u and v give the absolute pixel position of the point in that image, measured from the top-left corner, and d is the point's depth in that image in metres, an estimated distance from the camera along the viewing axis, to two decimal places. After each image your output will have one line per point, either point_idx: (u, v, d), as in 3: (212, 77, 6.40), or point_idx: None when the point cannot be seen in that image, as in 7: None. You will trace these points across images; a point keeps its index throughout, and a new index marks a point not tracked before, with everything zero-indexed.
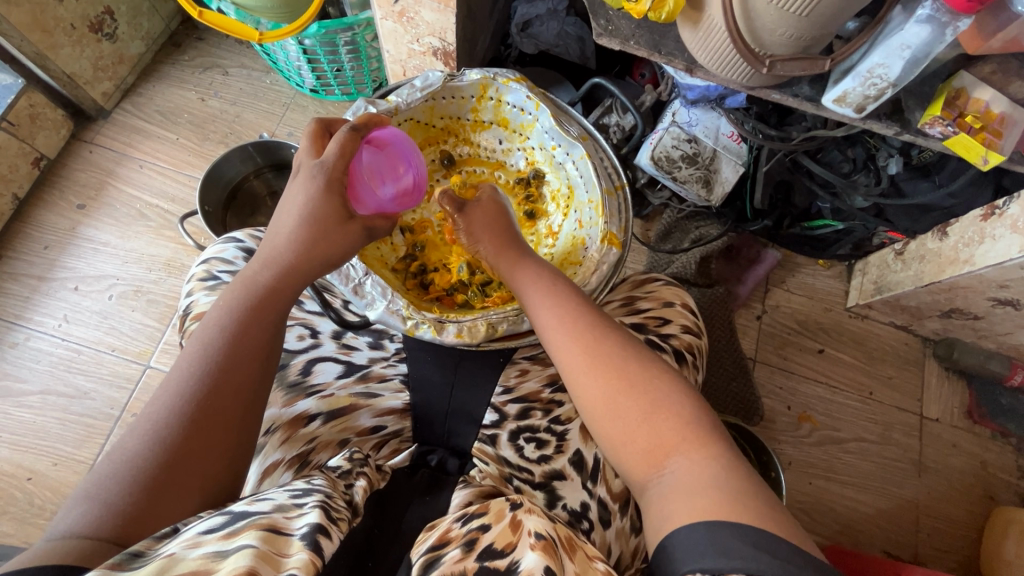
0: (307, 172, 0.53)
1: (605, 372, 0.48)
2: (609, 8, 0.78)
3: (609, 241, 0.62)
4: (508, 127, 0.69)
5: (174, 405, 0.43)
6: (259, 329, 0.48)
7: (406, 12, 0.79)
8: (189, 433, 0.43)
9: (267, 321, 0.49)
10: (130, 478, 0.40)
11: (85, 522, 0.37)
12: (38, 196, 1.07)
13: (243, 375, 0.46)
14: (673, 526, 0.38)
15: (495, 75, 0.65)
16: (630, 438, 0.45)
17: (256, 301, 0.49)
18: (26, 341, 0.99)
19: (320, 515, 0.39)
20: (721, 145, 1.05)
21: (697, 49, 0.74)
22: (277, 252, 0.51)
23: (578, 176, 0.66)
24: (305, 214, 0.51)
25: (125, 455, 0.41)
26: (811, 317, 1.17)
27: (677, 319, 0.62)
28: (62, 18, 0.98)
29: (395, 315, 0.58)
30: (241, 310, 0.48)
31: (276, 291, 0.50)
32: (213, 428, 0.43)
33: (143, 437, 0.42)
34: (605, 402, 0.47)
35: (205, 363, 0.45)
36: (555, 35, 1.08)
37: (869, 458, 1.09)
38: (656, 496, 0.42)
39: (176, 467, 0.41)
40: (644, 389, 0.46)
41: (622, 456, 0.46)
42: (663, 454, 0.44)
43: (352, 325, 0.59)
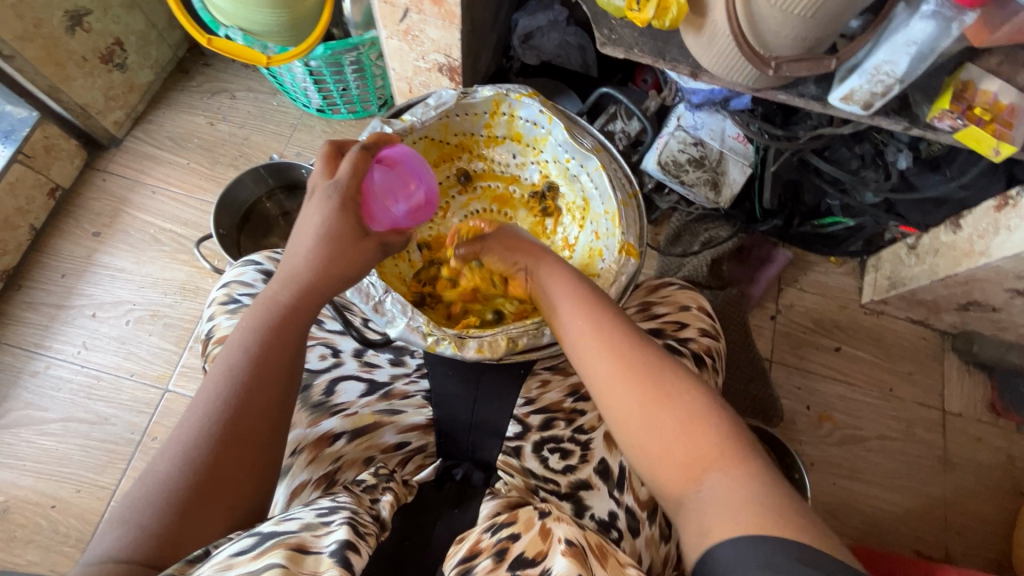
0: (324, 191, 0.52)
1: (638, 386, 0.45)
2: (612, 17, 0.79)
3: (627, 252, 0.58)
4: (521, 141, 0.65)
5: (201, 426, 0.43)
6: (281, 350, 0.48)
7: (411, 30, 0.80)
8: (217, 453, 0.43)
9: (290, 338, 0.49)
10: (162, 500, 0.40)
11: (121, 547, 0.38)
12: (54, 226, 1.08)
13: (269, 391, 0.46)
14: (712, 541, 0.37)
15: (508, 90, 0.61)
16: (664, 449, 0.43)
17: (277, 321, 0.48)
18: (47, 369, 1.00)
19: (348, 532, 0.40)
20: (728, 147, 1.05)
21: (702, 54, 0.75)
22: (296, 270, 0.50)
23: (593, 189, 0.61)
24: (321, 229, 0.51)
25: (156, 477, 0.41)
26: (827, 315, 1.16)
27: (694, 323, 0.62)
28: (73, 51, 1.00)
29: (413, 331, 0.57)
30: (263, 330, 0.48)
31: (297, 308, 0.50)
32: (241, 450, 0.44)
33: (173, 459, 0.42)
34: (636, 419, 0.45)
35: (230, 382, 0.45)
36: (557, 45, 1.10)
37: (893, 455, 1.08)
38: (693, 512, 0.40)
39: (205, 487, 0.41)
40: (677, 399, 0.44)
41: (657, 473, 0.43)
42: (700, 468, 0.42)
43: (374, 342, 0.59)
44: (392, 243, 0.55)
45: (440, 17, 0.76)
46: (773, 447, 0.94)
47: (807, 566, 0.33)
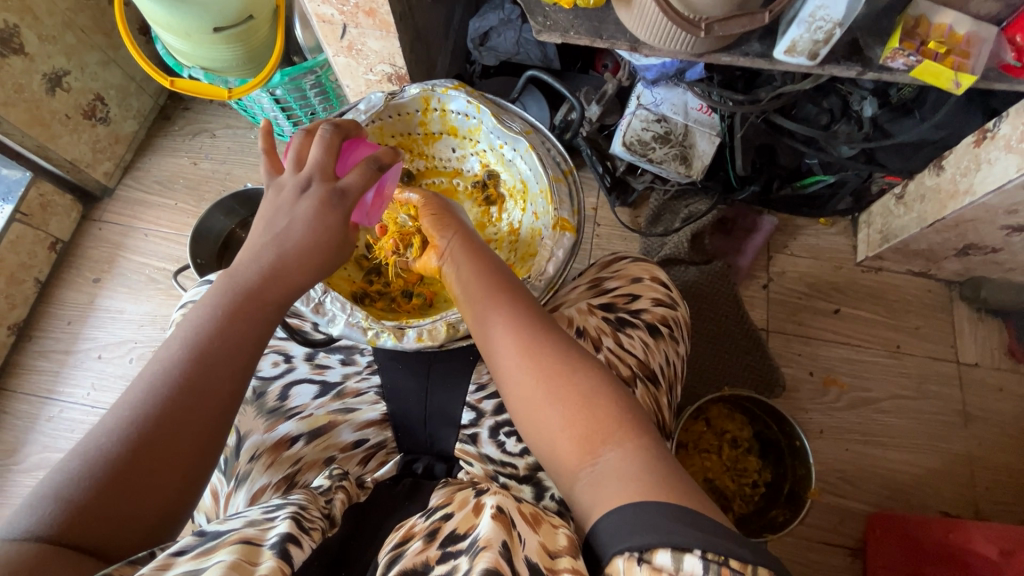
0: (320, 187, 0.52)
1: (550, 364, 0.46)
2: (545, 4, 0.79)
3: (562, 227, 0.57)
4: (457, 135, 0.65)
5: (144, 404, 0.43)
6: (235, 340, 0.47)
7: (354, 45, 0.82)
8: (153, 437, 0.42)
9: (246, 329, 0.48)
10: (92, 478, 0.40)
11: (46, 521, 0.38)
12: (58, 277, 1.14)
13: (219, 383, 0.46)
14: (603, 512, 0.38)
15: (434, 85, 0.62)
16: (565, 424, 0.44)
17: (234, 307, 0.48)
18: (61, 413, 1.04)
19: (291, 526, 0.40)
20: (693, 119, 1.04)
21: (636, 27, 0.75)
22: (261, 257, 0.50)
23: (527, 170, 0.61)
24: (298, 220, 0.51)
25: (91, 452, 0.41)
26: (821, 278, 1.13)
27: (648, 294, 0.60)
28: (57, 110, 1.05)
29: (356, 327, 0.57)
30: (220, 315, 0.47)
31: (263, 299, 0.50)
32: (182, 433, 0.43)
33: (113, 436, 0.41)
34: (541, 393, 0.45)
35: (179, 362, 0.45)
36: (513, 43, 1.12)
37: (907, 415, 1.03)
38: (586, 487, 0.41)
39: (137, 469, 0.41)
40: (584, 375, 0.45)
41: (555, 446, 0.44)
42: (597, 443, 0.42)
43: (320, 342, 0.58)
44: None
45: (377, 28, 0.78)
46: (773, 417, 0.92)
47: (689, 526, 0.33)
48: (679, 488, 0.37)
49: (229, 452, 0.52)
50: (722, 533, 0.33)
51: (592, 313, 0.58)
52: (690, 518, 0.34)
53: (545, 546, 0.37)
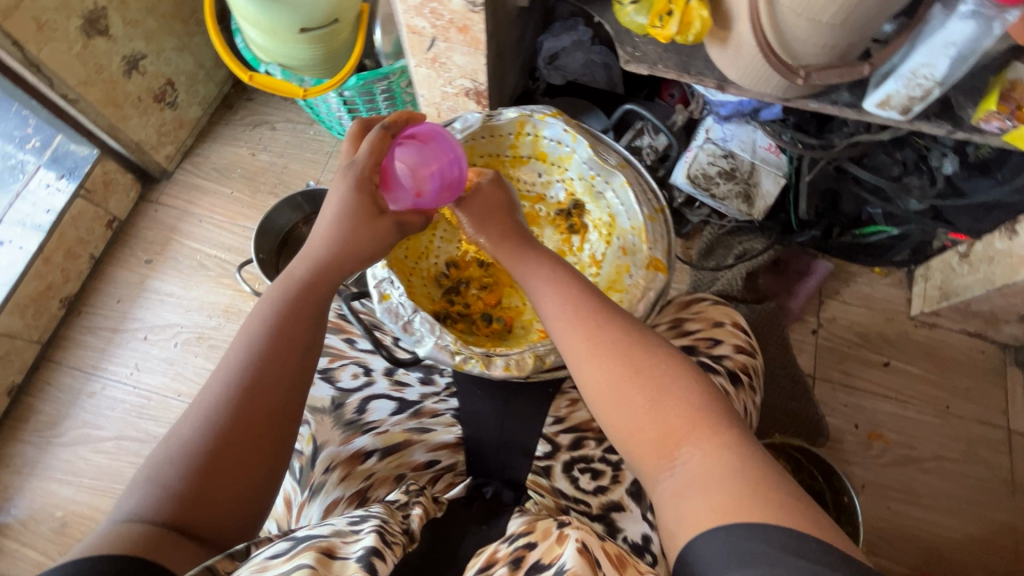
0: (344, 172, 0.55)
1: (616, 366, 0.48)
2: (635, 34, 0.79)
3: (655, 266, 0.56)
4: (546, 160, 0.65)
5: (221, 393, 0.46)
6: (296, 326, 0.50)
7: (438, 58, 0.83)
8: (235, 420, 0.45)
9: (304, 315, 0.50)
10: (183, 463, 0.43)
11: (146, 506, 0.41)
12: (111, 254, 1.15)
13: (287, 368, 0.48)
14: (695, 531, 0.38)
15: (532, 111, 0.62)
16: (635, 427, 0.46)
17: (293, 297, 0.51)
18: (102, 390, 1.05)
19: (375, 539, 0.39)
20: (760, 158, 1.02)
21: (728, 67, 0.75)
22: (315, 249, 0.53)
23: (619, 205, 0.60)
24: (346, 214, 0.53)
25: (179, 439, 0.44)
26: (872, 329, 1.11)
27: (729, 339, 0.59)
28: (130, 93, 1.07)
29: (442, 350, 0.54)
30: (281, 305, 0.50)
31: (318, 285, 0.52)
32: (257, 417, 0.46)
33: (195, 424, 0.45)
34: (610, 395, 0.47)
35: (248, 353, 0.47)
36: (581, 64, 1.12)
37: (952, 478, 1.01)
38: (667, 490, 0.42)
39: (223, 453, 0.44)
40: (649, 377, 0.47)
41: (632, 449, 0.46)
42: (673, 445, 0.44)
43: (404, 362, 0.57)
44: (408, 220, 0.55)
45: (466, 44, 0.79)
46: (820, 468, 0.90)
47: (795, 555, 0.33)
48: (766, 498, 0.38)
49: (305, 461, 0.52)
50: (827, 561, 0.33)
51: None
52: (795, 543, 0.34)
53: None
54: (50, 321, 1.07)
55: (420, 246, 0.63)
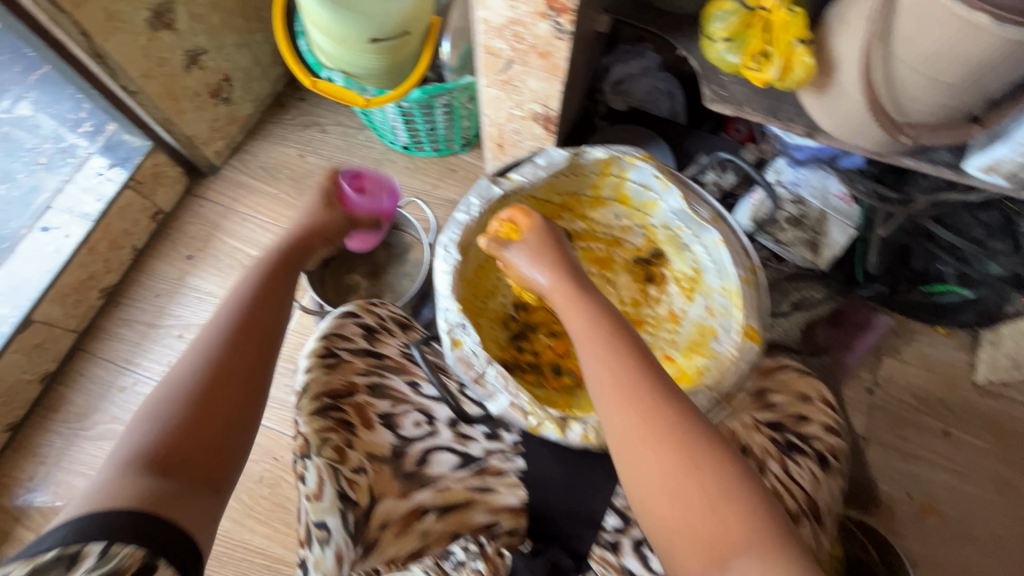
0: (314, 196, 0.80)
1: (664, 446, 0.42)
2: (723, 73, 0.75)
3: (749, 335, 0.52)
4: (628, 204, 0.62)
5: (199, 356, 0.53)
6: (265, 305, 0.60)
7: (512, 80, 0.79)
8: (210, 378, 0.51)
9: (271, 296, 0.61)
10: (163, 417, 0.48)
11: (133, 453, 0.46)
12: (153, 247, 1.14)
13: (261, 338, 0.56)
14: None
15: (621, 152, 0.58)
16: (683, 522, 0.40)
17: (264, 284, 0.62)
18: (134, 386, 1.03)
19: None
20: (831, 206, 0.97)
21: (822, 115, 0.70)
22: (279, 251, 0.69)
23: (709, 261, 0.56)
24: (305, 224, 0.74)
25: (161, 397, 0.50)
26: (931, 393, 1.05)
27: (818, 417, 0.54)
28: (188, 87, 1.05)
29: (515, 408, 0.52)
30: (252, 287, 0.61)
31: (283, 275, 0.65)
32: (229, 377, 0.52)
33: (174, 383, 0.51)
34: (653, 477, 0.41)
35: (225, 326, 0.56)
36: (646, 91, 1.11)
37: (1010, 562, 0.95)
38: None
39: (207, 417, 0.49)
40: (695, 459, 0.41)
41: (673, 547, 0.40)
42: (723, 550, 0.38)
43: (473, 417, 0.54)
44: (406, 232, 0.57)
45: (544, 70, 0.75)
46: (875, 542, 0.85)
47: None
48: None
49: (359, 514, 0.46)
50: None
51: (759, 430, 0.52)
52: None
53: None
54: (88, 310, 1.06)
55: (488, 286, 0.61)
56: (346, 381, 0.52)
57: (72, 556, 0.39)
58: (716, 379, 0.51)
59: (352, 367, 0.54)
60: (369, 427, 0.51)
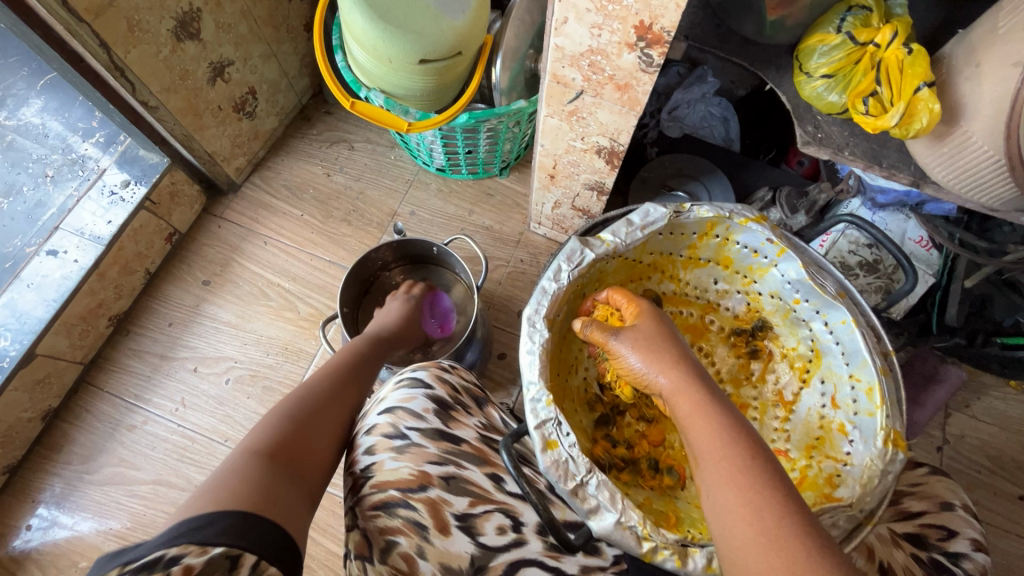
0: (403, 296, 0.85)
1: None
2: (818, 112, 0.67)
3: (894, 442, 0.47)
4: (730, 268, 0.59)
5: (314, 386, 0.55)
6: (370, 368, 0.65)
7: (578, 112, 0.72)
8: (324, 404, 0.53)
9: (375, 366, 0.66)
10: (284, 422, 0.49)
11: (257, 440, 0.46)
12: (168, 270, 1.06)
13: (353, 387, 0.59)
14: None
15: (731, 212, 0.52)
16: None
17: (368, 352, 0.68)
18: (144, 425, 0.95)
19: None
20: (909, 251, 0.90)
21: (934, 164, 0.62)
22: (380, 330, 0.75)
23: (835, 344, 0.53)
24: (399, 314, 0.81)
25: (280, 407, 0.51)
26: (1006, 453, 0.97)
27: (965, 532, 0.47)
28: (211, 101, 0.97)
29: (627, 532, 0.44)
30: (357, 351, 0.66)
31: (382, 347, 0.71)
32: (336, 409, 0.54)
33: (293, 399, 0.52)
34: None
35: (336, 372, 0.59)
36: (700, 117, 1.03)
37: None
38: None
39: (307, 434, 0.48)
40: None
41: None
42: None
43: (575, 545, 0.44)
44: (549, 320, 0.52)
45: (618, 103, 0.68)
46: None
47: None
48: None
49: None
50: None
51: (898, 546, 0.47)
52: None
53: None
54: (95, 340, 0.98)
55: (570, 360, 0.62)
56: (417, 472, 0.44)
57: (234, 559, 0.34)
58: (856, 496, 0.47)
59: (425, 453, 0.45)
60: (444, 532, 0.42)
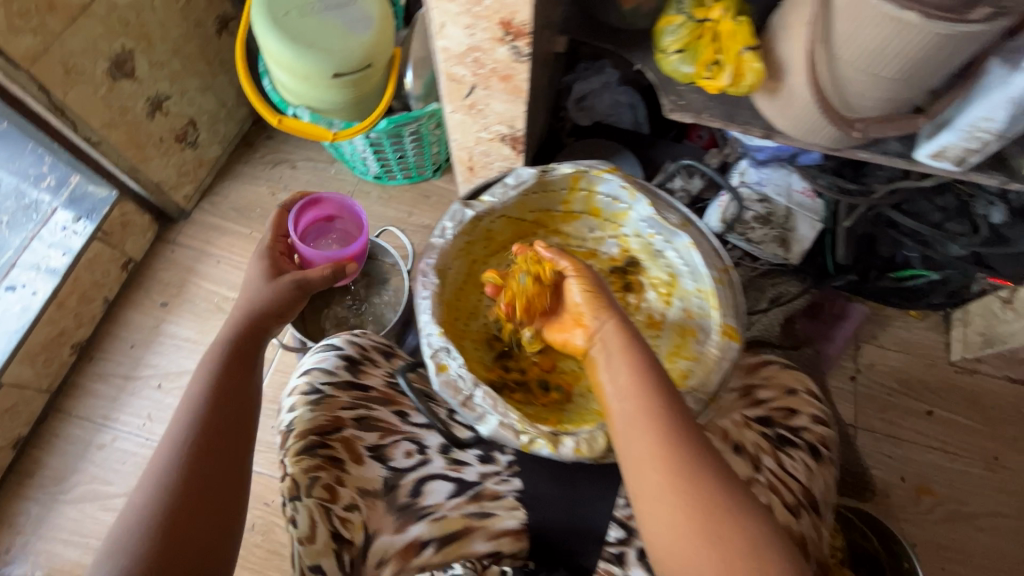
0: (255, 250, 0.73)
1: (695, 505, 0.45)
2: (679, 82, 0.77)
3: (728, 334, 0.56)
4: (599, 216, 0.65)
5: (177, 449, 0.52)
6: (234, 377, 0.58)
7: (476, 104, 0.81)
8: (195, 471, 0.52)
9: (242, 371, 0.59)
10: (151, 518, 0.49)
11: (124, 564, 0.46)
12: (126, 297, 1.12)
13: (232, 418, 0.55)
14: None
15: (588, 167, 0.61)
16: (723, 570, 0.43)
17: (228, 355, 0.60)
18: (113, 442, 1.00)
19: None
20: (795, 203, 1.00)
21: (776, 117, 0.73)
22: (235, 315, 0.63)
23: (682, 265, 0.60)
24: (263, 288, 0.67)
25: (141, 498, 0.50)
26: (912, 376, 1.07)
27: (805, 409, 0.56)
28: (152, 133, 1.04)
29: (505, 428, 0.51)
30: (217, 363, 0.58)
31: (245, 342, 0.61)
32: (214, 467, 0.52)
33: (154, 481, 0.50)
34: (684, 527, 0.44)
35: (194, 417, 0.54)
36: (609, 105, 1.14)
37: (1008, 536, 0.96)
38: None
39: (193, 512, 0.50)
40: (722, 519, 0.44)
41: None
42: None
43: (463, 442, 0.54)
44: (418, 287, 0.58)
45: (506, 92, 0.77)
46: (876, 530, 0.85)
47: None
48: None
49: (356, 554, 0.48)
50: None
51: (749, 428, 0.54)
52: None
53: None
54: (60, 368, 1.03)
55: (470, 307, 0.68)
56: (331, 417, 0.52)
57: None
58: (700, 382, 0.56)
59: (337, 402, 0.53)
60: (359, 462, 0.51)
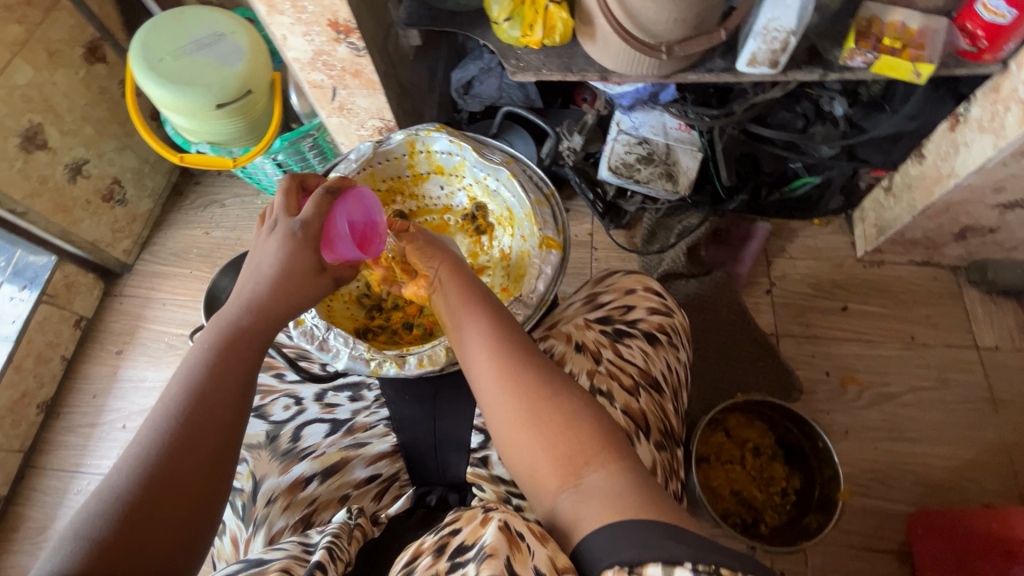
0: (286, 229, 0.57)
1: (529, 399, 0.49)
2: (517, 47, 0.84)
3: (547, 245, 0.69)
4: (444, 172, 0.77)
5: (160, 434, 0.46)
6: (234, 367, 0.51)
7: (344, 105, 0.89)
8: (170, 463, 0.45)
9: (241, 362, 0.52)
10: (112, 512, 0.42)
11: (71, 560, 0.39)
12: (83, 352, 1.19)
13: (218, 410, 0.48)
14: (581, 533, 0.41)
15: (417, 130, 0.73)
16: (548, 448, 0.47)
17: (229, 340, 0.52)
18: (89, 486, 1.07)
19: (322, 553, 0.43)
20: (673, 138, 1.07)
21: (603, 58, 0.80)
22: (256, 297, 0.55)
23: (510, 198, 0.73)
24: (282, 263, 0.56)
25: (108, 488, 0.43)
26: (824, 278, 1.12)
27: (642, 303, 0.64)
28: (77, 197, 1.12)
29: (358, 359, 0.66)
30: (217, 349, 0.51)
31: (249, 332, 0.54)
32: (192, 462, 0.46)
33: (125, 471, 0.44)
34: (518, 422, 0.49)
35: (177, 405, 0.48)
36: (496, 89, 1.12)
37: (933, 407, 1.01)
38: (569, 505, 0.44)
39: (158, 507, 0.43)
40: (560, 414, 0.48)
41: (535, 475, 0.47)
42: (579, 466, 0.46)
43: (323, 377, 0.67)
44: (343, 274, 0.61)
45: (363, 86, 0.85)
46: (793, 421, 0.90)
47: (677, 542, 0.35)
48: (658, 500, 0.41)
49: (247, 498, 0.58)
50: (684, 539, 0.36)
51: (590, 327, 0.61)
52: (684, 537, 0.36)
53: (555, 561, 0.38)
54: (29, 428, 1.10)
55: None
56: None
57: None
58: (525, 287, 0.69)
59: None
60: None
